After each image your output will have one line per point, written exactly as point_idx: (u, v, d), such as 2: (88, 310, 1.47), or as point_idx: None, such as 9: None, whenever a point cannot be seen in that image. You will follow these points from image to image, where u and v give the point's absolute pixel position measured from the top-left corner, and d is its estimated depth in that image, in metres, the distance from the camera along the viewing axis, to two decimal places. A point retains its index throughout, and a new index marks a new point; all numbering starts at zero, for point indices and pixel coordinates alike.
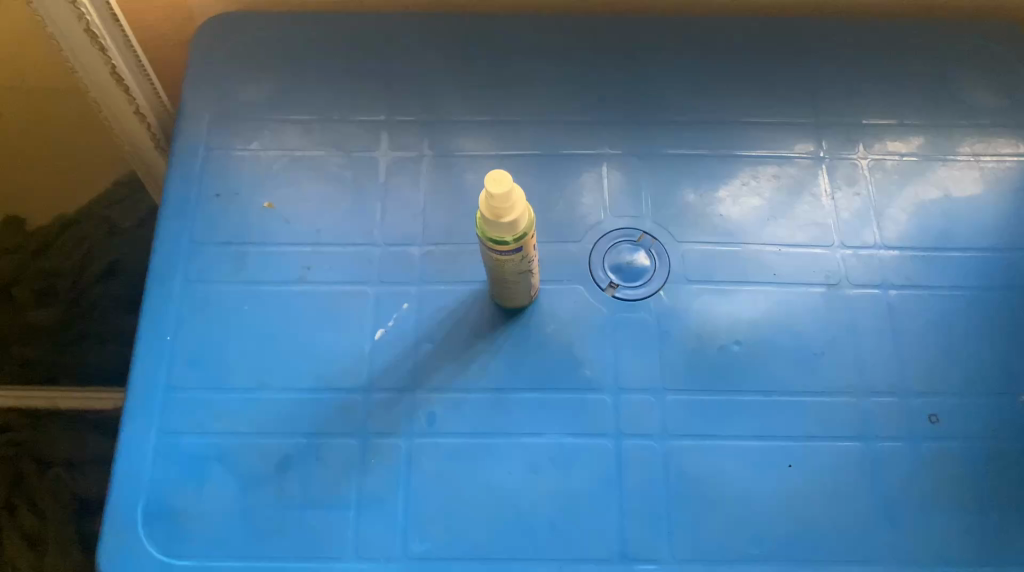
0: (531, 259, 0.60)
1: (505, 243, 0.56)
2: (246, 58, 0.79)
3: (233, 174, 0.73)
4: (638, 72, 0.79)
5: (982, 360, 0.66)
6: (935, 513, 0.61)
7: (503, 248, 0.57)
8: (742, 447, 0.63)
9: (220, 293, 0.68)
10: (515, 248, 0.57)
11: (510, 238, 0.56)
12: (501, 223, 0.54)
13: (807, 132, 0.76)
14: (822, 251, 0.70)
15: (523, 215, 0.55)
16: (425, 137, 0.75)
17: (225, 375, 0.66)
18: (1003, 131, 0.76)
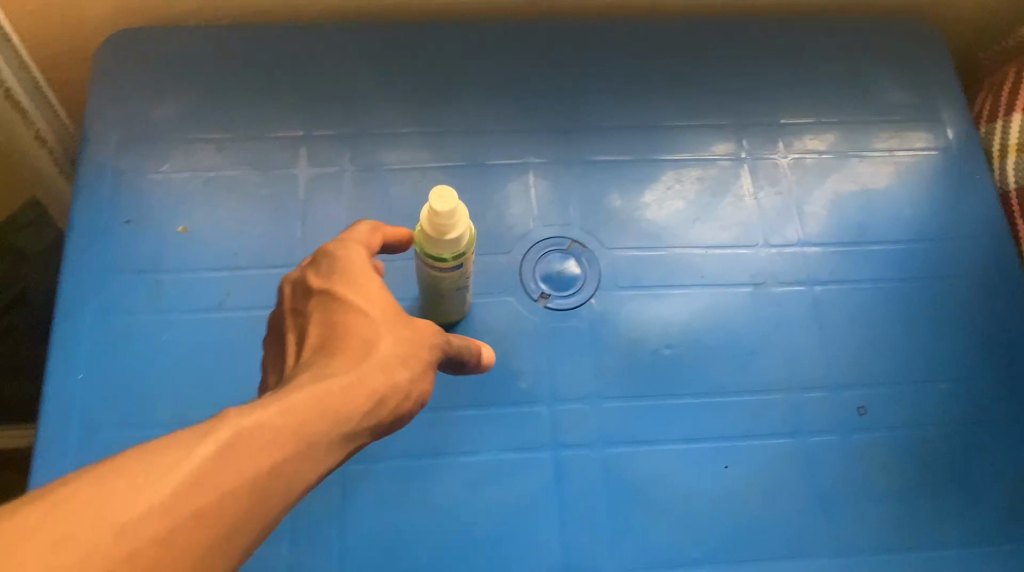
0: (469, 276, 0.60)
1: (443, 260, 0.55)
2: (153, 74, 0.75)
3: (145, 198, 0.70)
4: (560, 77, 0.78)
5: (905, 350, 0.68)
6: (868, 503, 0.62)
7: (442, 265, 0.56)
8: (679, 450, 0.63)
9: (136, 324, 0.65)
10: (455, 266, 0.56)
11: (449, 256, 0.55)
12: (443, 240, 0.53)
13: (727, 133, 0.77)
14: (747, 250, 0.71)
15: (465, 234, 0.54)
16: (346, 152, 0.73)
17: (144, 411, 0.63)
18: (914, 126, 0.79)
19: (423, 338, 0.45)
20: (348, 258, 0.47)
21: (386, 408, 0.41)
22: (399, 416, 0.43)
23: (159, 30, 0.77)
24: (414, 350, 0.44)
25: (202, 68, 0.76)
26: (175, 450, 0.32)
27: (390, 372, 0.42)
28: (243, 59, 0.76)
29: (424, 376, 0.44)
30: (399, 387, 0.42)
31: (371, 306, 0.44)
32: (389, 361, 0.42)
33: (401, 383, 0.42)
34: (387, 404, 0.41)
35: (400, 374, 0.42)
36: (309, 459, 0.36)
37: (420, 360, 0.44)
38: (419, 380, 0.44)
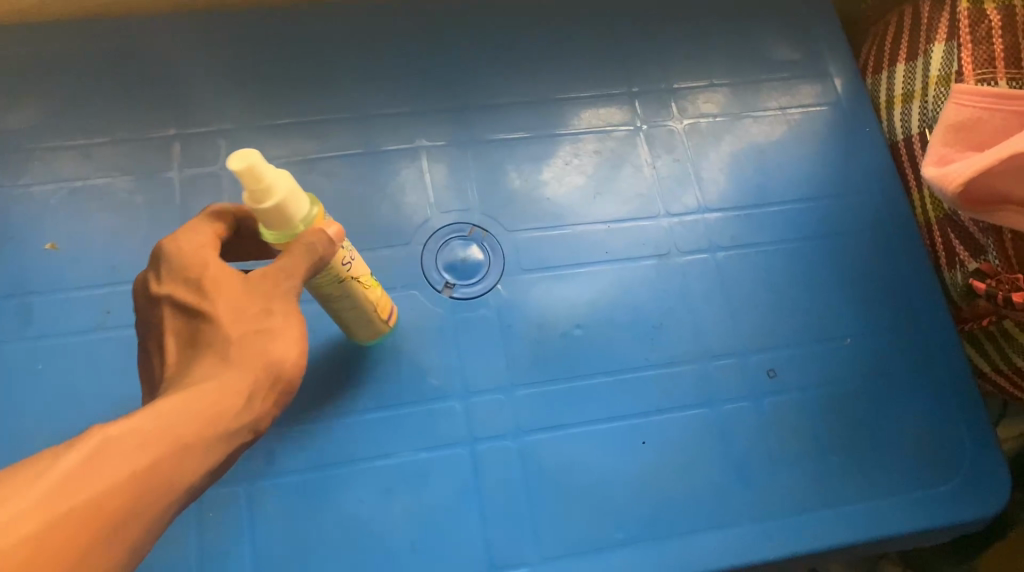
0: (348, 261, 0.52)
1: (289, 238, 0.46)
2: (2, 78, 0.69)
3: (4, 215, 0.64)
4: (447, 53, 0.75)
5: (810, 309, 0.69)
6: (783, 464, 0.63)
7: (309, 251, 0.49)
8: (595, 431, 0.62)
9: (7, 354, 0.60)
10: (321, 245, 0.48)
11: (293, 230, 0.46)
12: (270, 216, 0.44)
13: (622, 102, 0.75)
14: (648, 222, 0.70)
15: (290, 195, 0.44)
16: (225, 149, 0.68)
17: (24, 448, 0.58)
18: (804, 82, 0.79)
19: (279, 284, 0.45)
20: (179, 252, 0.46)
21: (260, 378, 0.43)
22: (284, 375, 0.45)
23: (5, 28, 0.71)
24: (278, 311, 0.45)
25: (57, 68, 0.70)
26: (47, 460, 0.35)
27: (254, 345, 0.44)
28: (102, 55, 0.70)
29: (293, 327, 0.45)
30: (267, 353, 0.44)
31: (219, 287, 0.45)
32: (248, 344, 0.44)
33: (271, 350, 0.44)
34: (262, 373, 0.44)
35: (264, 340, 0.44)
36: (189, 454, 0.39)
37: (285, 312, 0.45)
38: (288, 334, 0.45)
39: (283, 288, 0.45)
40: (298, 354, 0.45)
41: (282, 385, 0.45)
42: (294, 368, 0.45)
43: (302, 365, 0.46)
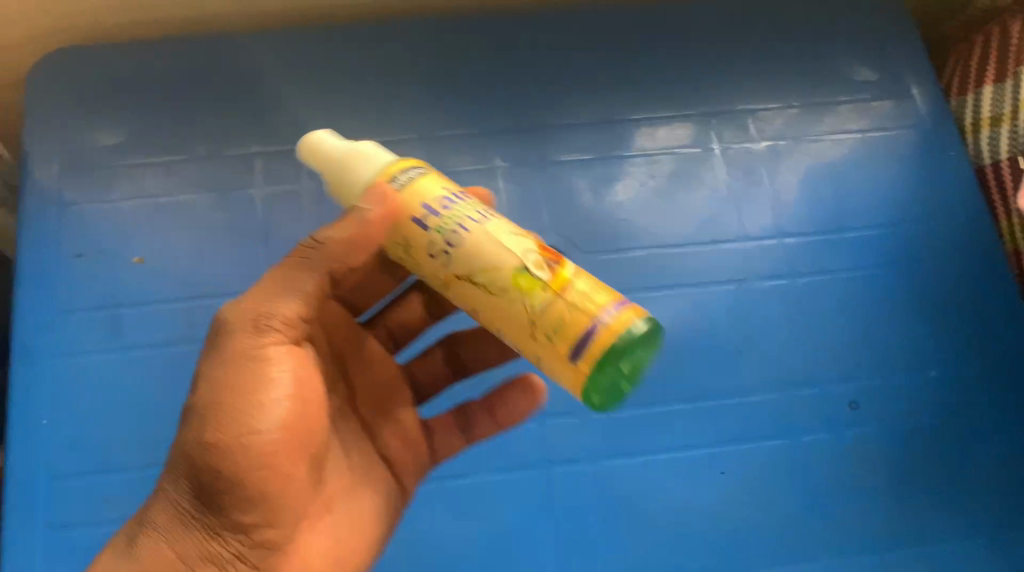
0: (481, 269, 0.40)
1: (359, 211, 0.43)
2: (92, 95, 0.71)
3: (94, 229, 0.66)
4: (521, 72, 0.75)
5: (892, 339, 0.67)
6: (863, 499, 0.62)
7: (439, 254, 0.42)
8: (670, 459, 0.62)
9: (96, 364, 0.62)
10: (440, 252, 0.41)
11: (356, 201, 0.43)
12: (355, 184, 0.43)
13: (698, 123, 0.74)
14: (725, 246, 0.70)
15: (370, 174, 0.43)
16: (304, 167, 0.69)
17: (114, 456, 0.60)
18: (886, 103, 0.77)
19: (210, 344, 0.43)
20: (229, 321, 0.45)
21: (188, 465, 0.42)
22: (213, 454, 0.41)
23: (95, 47, 0.73)
24: (204, 378, 0.42)
25: (143, 86, 0.71)
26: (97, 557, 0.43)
27: (181, 433, 0.42)
28: (185, 73, 0.72)
29: (224, 391, 0.42)
30: (193, 429, 0.42)
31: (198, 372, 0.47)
32: (227, 415, 0.41)
33: (188, 431, 0.42)
34: (183, 463, 0.42)
35: (194, 417, 0.42)
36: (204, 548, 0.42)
37: (209, 376, 0.42)
38: (215, 401, 0.42)
39: (214, 347, 0.43)
40: (229, 421, 0.41)
41: (214, 465, 0.41)
42: (220, 440, 0.41)
43: (233, 436, 0.41)
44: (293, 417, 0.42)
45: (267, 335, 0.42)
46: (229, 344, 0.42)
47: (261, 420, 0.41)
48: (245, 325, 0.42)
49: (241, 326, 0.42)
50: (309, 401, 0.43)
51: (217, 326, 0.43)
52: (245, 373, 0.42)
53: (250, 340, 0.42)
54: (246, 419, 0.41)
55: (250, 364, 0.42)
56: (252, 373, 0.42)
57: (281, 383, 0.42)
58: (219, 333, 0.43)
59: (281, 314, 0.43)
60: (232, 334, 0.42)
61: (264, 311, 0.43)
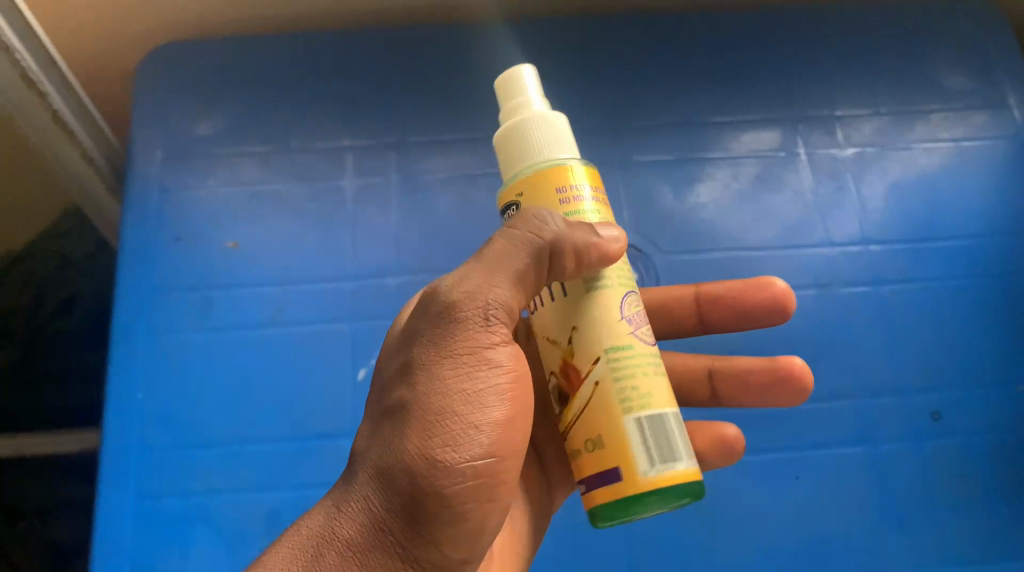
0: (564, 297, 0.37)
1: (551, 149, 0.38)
2: (193, 89, 0.74)
3: (191, 215, 0.69)
4: (604, 72, 0.75)
5: (979, 350, 0.66)
6: (945, 512, 0.61)
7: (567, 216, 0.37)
8: (746, 462, 0.62)
9: (189, 343, 0.65)
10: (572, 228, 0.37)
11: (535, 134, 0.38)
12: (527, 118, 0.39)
13: (782, 127, 0.74)
14: (808, 250, 0.69)
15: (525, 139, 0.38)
16: (390, 161, 0.71)
17: (201, 431, 0.62)
18: (979, 112, 0.75)
19: (423, 333, 0.36)
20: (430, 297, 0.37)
21: (399, 475, 0.33)
22: (437, 468, 0.33)
23: (197, 43, 0.76)
24: (419, 372, 0.35)
25: (242, 80, 0.75)
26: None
27: (388, 437, 0.34)
28: (279, 69, 0.75)
29: (447, 393, 0.35)
30: (410, 429, 0.34)
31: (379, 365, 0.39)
32: (454, 414, 0.34)
33: (407, 434, 0.34)
34: (395, 472, 0.33)
35: (408, 419, 0.34)
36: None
37: (429, 372, 0.35)
38: (439, 406, 0.34)
39: (430, 339, 0.36)
40: (455, 428, 0.34)
41: (439, 486, 0.33)
42: (447, 453, 0.33)
43: (456, 451, 0.34)
44: (504, 444, 0.36)
45: (485, 329, 0.36)
46: (452, 337, 0.35)
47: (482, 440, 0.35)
48: (468, 315, 0.36)
49: (468, 315, 0.36)
50: (515, 429, 0.36)
51: (434, 313, 0.36)
52: (469, 380, 0.35)
53: (465, 336, 0.36)
54: (467, 435, 0.34)
55: (468, 369, 0.35)
56: (474, 383, 0.35)
57: (496, 402, 0.36)
58: (438, 321, 0.36)
59: (492, 302, 0.36)
60: (456, 319, 0.36)
61: (479, 297, 0.36)
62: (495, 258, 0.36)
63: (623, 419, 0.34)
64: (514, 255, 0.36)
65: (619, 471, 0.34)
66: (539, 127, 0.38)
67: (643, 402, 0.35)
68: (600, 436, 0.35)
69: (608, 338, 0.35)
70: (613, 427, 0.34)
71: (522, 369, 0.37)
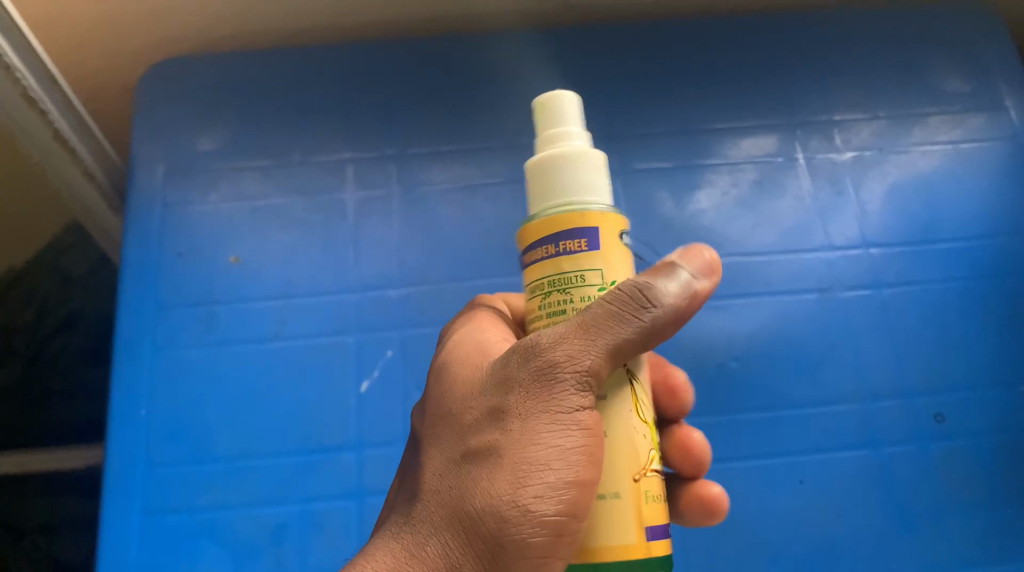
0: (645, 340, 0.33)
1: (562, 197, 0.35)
2: (194, 104, 0.75)
3: (193, 230, 0.70)
4: (604, 82, 0.75)
5: (981, 352, 0.66)
6: (949, 514, 0.61)
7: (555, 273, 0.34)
8: (753, 467, 0.62)
9: (192, 359, 0.65)
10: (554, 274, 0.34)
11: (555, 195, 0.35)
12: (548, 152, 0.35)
13: (780, 132, 0.74)
14: (809, 255, 0.69)
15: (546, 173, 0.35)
16: (391, 174, 0.72)
17: (206, 446, 0.63)
18: (977, 114, 0.75)
19: (518, 381, 0.34)
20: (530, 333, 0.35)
21: (484, 525, 0.32)
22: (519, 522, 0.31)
23: (198, 58, 0.77)
24: (504, 423, 0.33)
25: (242, 95, 0.75)
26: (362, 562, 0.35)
27: (472, 484, 0.33)
28: (279, 83, 0.75)
29: (536, 450, 0.32)
30: (492, 486, 0.32)
31: (464, 397, 0.37)
32: (540, 466, 0.32)
33: (495, 484, 0.32)
34: (476, 522, 0.32)
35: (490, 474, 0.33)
36: None
37: (523, 421, 0.33)
38: (530, 466, 0.32)
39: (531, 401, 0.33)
40: (533, 486, 0.32)
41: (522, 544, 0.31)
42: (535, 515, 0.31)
43: (543, 510, 0.31)
44: (598, 508, 0.32)
45: (582, 388, 0.33)
46: (549, 394, 0.33)
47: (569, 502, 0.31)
48: (564, 374, 0.32)
49: (567, 373, 0.32)
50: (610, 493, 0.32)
51: (531, 366, 0.34)
52: (561, 432, 0.32)
53: (555, 400, 0.33)
54: (553, 495, 0.31)
55: (561, 428, 0.32)
56: (564, 441, 0.32)
57: (588, 464, 0.32)
58: (537, 375, 0.33)
59: (586, 368, 0.32)
60: (549, 383, 0.33)
61: (575, 360, 0.32)
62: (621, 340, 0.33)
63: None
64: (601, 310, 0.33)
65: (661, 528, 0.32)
66: (570, 165, 0.34)
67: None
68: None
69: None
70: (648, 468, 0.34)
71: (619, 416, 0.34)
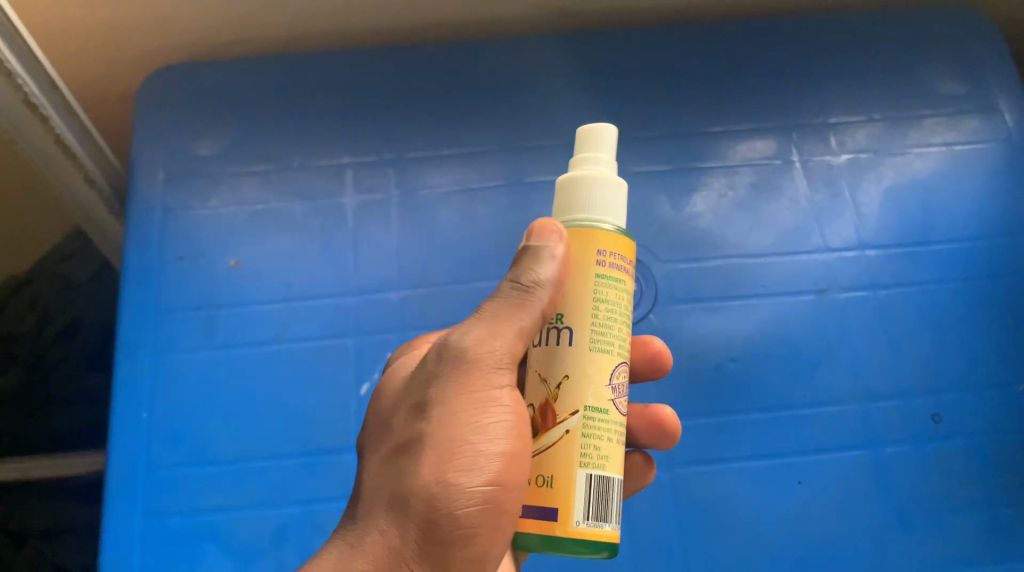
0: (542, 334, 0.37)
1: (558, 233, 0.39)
2: (194, 110, 0.75)
3: (192, 235, 0.70)
4: (600, 86, 0.76)
5: (978, 352, 0.66)
6: (947, 513, 0.61)
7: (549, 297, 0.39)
8: (751, 468, 0.62)
9: (193, 362, 0.65)
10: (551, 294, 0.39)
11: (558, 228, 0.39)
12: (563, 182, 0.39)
13: (776, 135, 0.75)
14: (805, 256, 0.69)
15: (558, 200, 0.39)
16: (390, 178, 0.72)
17: (207, 448, 0.63)
18: (972, 116, 0.76)
19: (440, 374, 0.38)
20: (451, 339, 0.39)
21: (417, 502, 0.35)
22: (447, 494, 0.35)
23: (198, 64, 0.77)
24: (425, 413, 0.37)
25: (241, 101, 0.75)
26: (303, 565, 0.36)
27: (403, 469, 0.36)
28: (279, 89, 0.76)
29: (458, 429, 0.36)
30: (421, 464, 0.36)
31: (389, 405, 0.40)
32: (459, 444, 0.36)
33: (423, 465, 0.36)
34: (412, 495, 0.35)
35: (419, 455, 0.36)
36: None
37: (444, 406, 0.37)
38: (453, 442, 0.36)
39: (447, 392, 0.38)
40: (457, 461, 0.36)
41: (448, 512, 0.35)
42: (462, 481, 0.36)
43: (470, 482, 0.36)
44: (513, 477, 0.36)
45: (496, 371, 0.37)
46: (467, 379, 0.37)
47: (491, 471, 0.36)
48: (480, 359, 0.37)
49: (481, 357, 0.37)
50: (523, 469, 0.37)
51: (447, 362, 0.38)
52: (477, 412, 0.37)
53: (471, 387, 0.37)
54: (476, 466, 0.36)
55: (480, 407, 0.37)
56: (483, 418, 0.36)
57: (507, 436, 0.36)
58: (453, 367, 0.38)
59: (500, 362, 0.37)
60: (463, 375, 0.37)
61: (484, 345, 0.37)
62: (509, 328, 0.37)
63: (576, 471, 0.34)
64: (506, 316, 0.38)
65: (555, 512, 0.34)
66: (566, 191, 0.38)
67: (601, 461, 0.35)
68: (553, 476, 0.35)
69: (593, 398, 0.35)
70: (566, 471, 0.34)
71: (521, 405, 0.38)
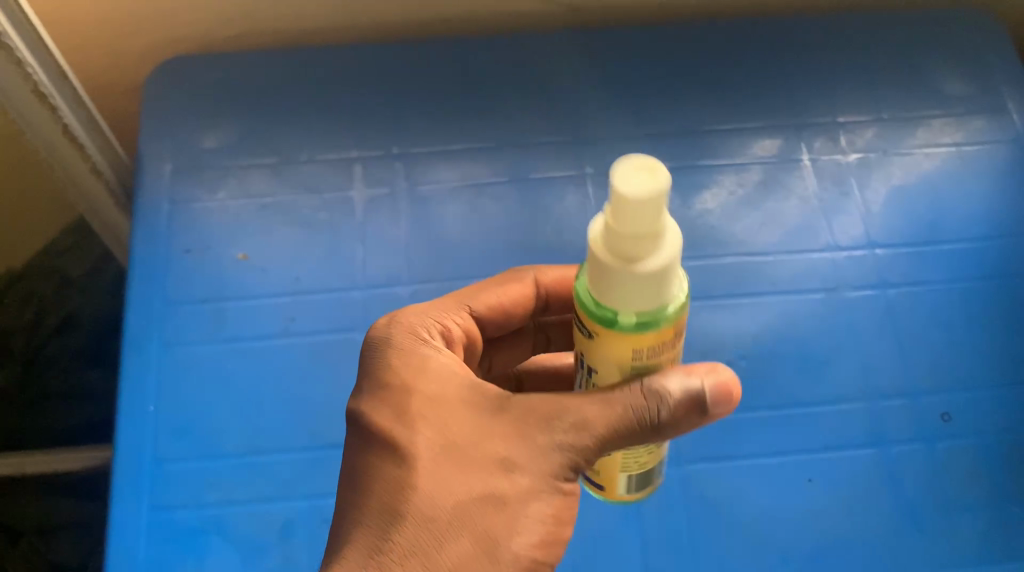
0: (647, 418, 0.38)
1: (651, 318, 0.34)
2: (202, 103, 0.75)
3: (200, 227, 0.70)
4: (608, 84, 0.76)
5: (985, 350, 0.66)
6: (957, 512, 0.61)
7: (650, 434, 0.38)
8: (761, 466, 0.62)
9: (201, 354, 0.65)
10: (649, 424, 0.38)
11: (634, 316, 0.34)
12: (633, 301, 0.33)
13: (786, 134, 0.75)
14: (815, 255, 0.69)
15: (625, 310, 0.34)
16: (398, 172, 0.72)
17: (214, 442, 0.62)
18: (978, 117, 0.76)
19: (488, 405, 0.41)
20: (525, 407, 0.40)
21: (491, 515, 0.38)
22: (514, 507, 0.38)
23: (205, 57, 0.77)
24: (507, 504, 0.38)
25: (250, 93, 0.75)
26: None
27: (455, 482, 0.38)
28: (287, 83, 0.76)
29: (540, 508, 0.38)
30: (487, 537, 0.37)
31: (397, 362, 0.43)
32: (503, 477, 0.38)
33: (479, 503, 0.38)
34: (452, 532, 0.37)
35: (479, 490, 0.38)
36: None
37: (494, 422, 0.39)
38: (522, 495, 0.38)
39: (529, 442, 0.39)
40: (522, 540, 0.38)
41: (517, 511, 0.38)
42: (526, 505, 0.38)
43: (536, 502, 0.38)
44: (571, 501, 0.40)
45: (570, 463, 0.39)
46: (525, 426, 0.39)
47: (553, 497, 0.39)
48: (547, 433, 0.39)
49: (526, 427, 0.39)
50: None
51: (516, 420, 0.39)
52: (521, 459, 0.38)
53: (544, 436, 0.39)
54: (534, 532, 0.38)
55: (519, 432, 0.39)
56: (544, 475, 0.38)
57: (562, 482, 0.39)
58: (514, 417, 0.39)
59: (589, 449, 0.38)
60: (532, 425, 0.39)
61: (580, 438, 0.38)
62: (605, 411, 0.38)
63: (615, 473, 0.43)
64: (611, 428, 0.38)
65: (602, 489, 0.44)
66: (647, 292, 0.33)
67: (640, 465, 0.43)
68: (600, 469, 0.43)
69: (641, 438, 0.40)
70: (609, 474, 0.43)
71: (533, 438, 0.39)
